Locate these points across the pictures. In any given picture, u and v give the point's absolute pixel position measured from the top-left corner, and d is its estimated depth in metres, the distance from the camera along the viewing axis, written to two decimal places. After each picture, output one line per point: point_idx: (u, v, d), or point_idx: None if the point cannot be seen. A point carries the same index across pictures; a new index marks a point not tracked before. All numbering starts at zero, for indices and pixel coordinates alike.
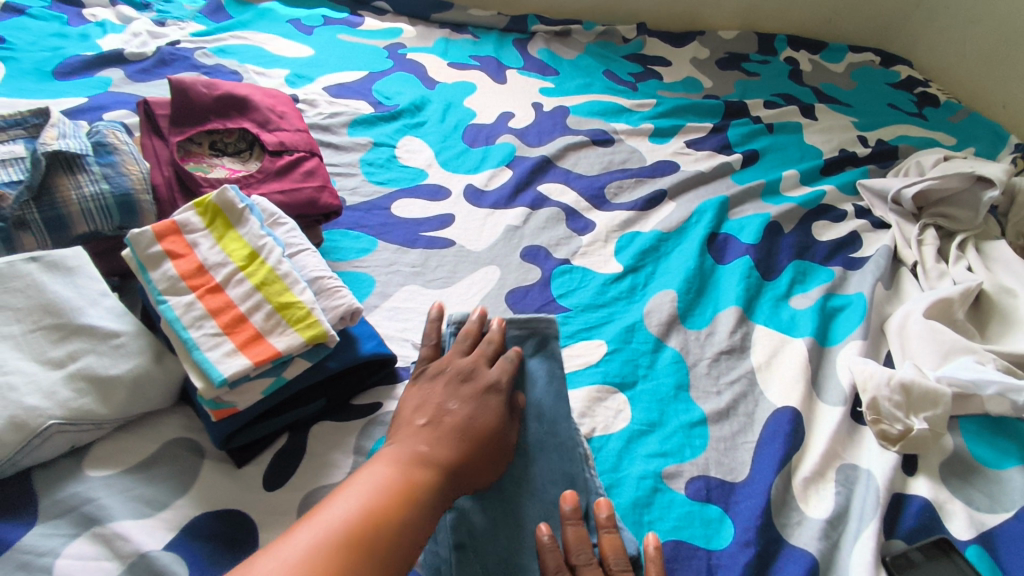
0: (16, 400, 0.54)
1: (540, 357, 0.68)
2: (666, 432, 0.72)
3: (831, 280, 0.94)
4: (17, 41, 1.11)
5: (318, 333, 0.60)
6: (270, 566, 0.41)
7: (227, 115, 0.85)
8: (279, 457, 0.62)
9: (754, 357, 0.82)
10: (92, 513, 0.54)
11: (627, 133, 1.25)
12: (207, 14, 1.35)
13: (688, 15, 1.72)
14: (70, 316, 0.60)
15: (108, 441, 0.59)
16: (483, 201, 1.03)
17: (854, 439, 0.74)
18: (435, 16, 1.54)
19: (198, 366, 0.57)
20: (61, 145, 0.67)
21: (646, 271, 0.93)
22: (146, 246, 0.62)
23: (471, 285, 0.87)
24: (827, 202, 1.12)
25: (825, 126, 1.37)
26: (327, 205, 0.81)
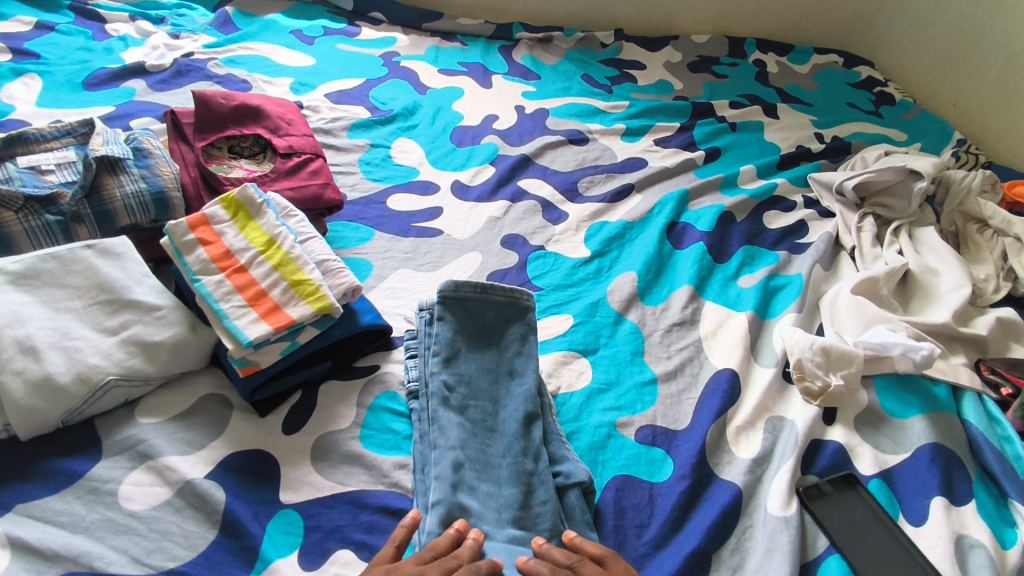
0: (82, 359, 0.66)
1: (517, 324, 0.81)
2: (622, 390, 0.85)
3: (775, 263, 1.07)
4: (50, 56, 1.24)
5: (325, 305, 0.73)
6: None
7: (243, 123, 0.98)
8: (294, 409, 0.75)
9: (702, 328, 0.95)
10: (145, 450, 0.66)
11: (601, 132, 1.37)
12: (217, 26, 1.47)
13: (663, 21, 1.84)
14: (119, 292, 0.72)
15: (155, 396, 0.72)
16: (468, 195, 1.16)
17: (784, 396, 0.87)
18: (426, 26, 1.67)
19: (228, 331, 0.70)
20: (107, 150, 0.79)
21: (612, 256, 1.06)
22: (182, 235, 0.75)
23: (457, 269, 0.99)
24: (779, 194, 1.25)
25: (785, 124, 1.49)
26: (330, 199, 0.94)
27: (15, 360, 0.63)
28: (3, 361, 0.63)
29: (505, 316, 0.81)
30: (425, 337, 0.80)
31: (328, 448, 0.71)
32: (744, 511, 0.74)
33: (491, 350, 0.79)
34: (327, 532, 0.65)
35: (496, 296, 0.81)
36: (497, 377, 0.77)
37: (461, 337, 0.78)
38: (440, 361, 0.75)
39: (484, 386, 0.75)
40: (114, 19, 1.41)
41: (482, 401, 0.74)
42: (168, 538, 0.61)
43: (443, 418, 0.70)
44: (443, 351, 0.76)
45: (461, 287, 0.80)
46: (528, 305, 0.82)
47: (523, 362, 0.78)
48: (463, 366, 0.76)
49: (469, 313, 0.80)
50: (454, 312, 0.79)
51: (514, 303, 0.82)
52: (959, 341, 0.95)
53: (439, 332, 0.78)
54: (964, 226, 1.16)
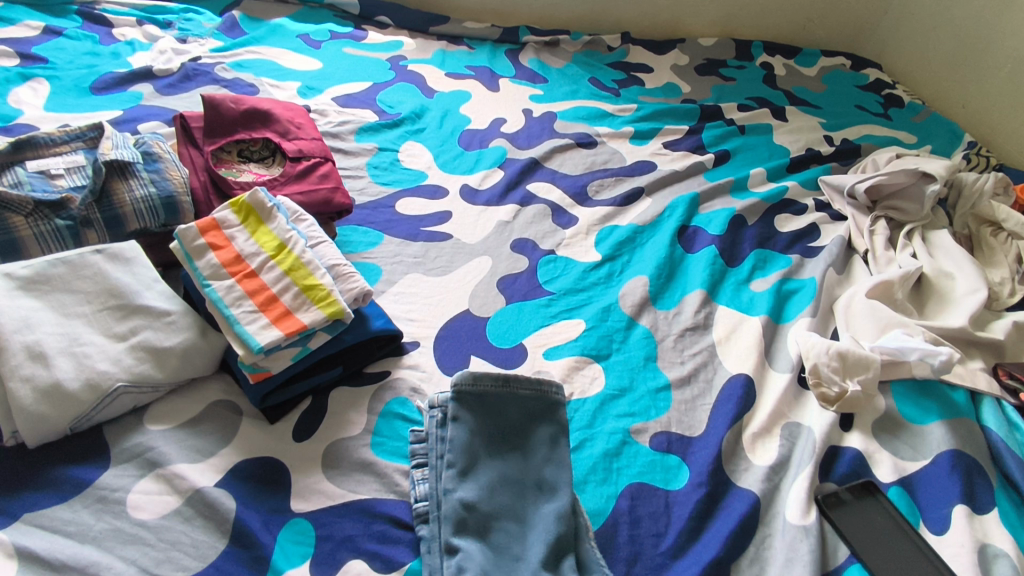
0: (91, 365, 0.65)
1: (544, 423, 0.72)
2: (636, 396, 0.84)
3: (788, 266, 1.06)
4: (57, 60, 1.23)
5: (336, 310, 0.72)
6: None
7: (252, 126, 0.97)
8: (305, 415, 0.74)
9: (716, 333, 0.94)
10: (154, 458, 0.65)
11: (609, 135, 1.37)
12: (224, 30, 1.47)
13: (670, 24, 1.84)
14: (129, 298, 0.71)
15: (164, 402, 0.71)
16: (477, 199, 1.15)
17: (800, 402, 0.85)
18: (433, 29, 1.66)
19: (239, 337, 0.69)
20: (116, 154, 0.79)
21: (622, 260, 1.05)
22: (192, 239, 0.74)
23: (466, 273, 0.99)
24: (789, 197, 1.23)
25: (794, 127, 1.48)
26: (340, 204, 0.93)
27: (23, 367, 0.62)
28: (12, 367, 0.62)
29: (531, 413, 0.72)
30: (436, 439, 0.69)
31: (339, 456, 0.71)
32: (762, 520, 0.72)
33: (515, 456, 0.69)
34: (339, 542, 0.64)
35: (520, 390, 0.72)
36: (523, 489, 0.67)
37: (480, 441, 0.68)
38: (455, 474, 0.65)
39: (507, 502, 0.65)
40: (121, 23, 1.41)
41: (505, 523, 0.64)
42: (178, 548, 0.60)
43: (460, 549, 0.60)
44: (459, 461, 0.66)
45: (480, 380, 0.70)
46: (556, 399, 0.73)
47: (552, 469, 0.68)
48: (484, 478, 0.66)
49: (490, 411, 0.70)
50: (473, 409, 0.70)
51: (540, 397, 0.72)
52: (975, 345, 0.94)
53: (455, 436, 0.68)
54: (977, 229, 1.15)
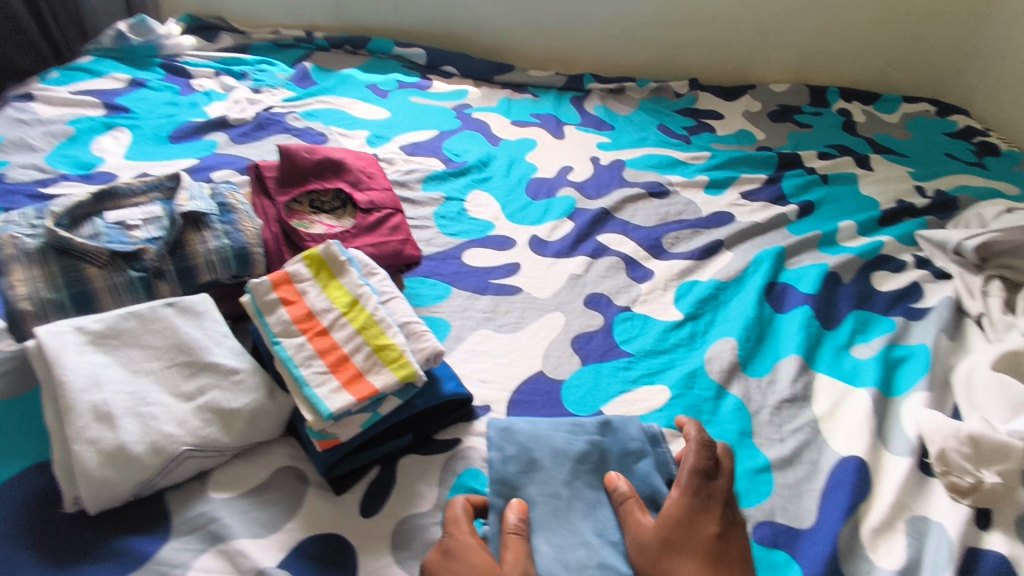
0: (157, 427, 0.62)
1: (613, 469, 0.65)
2: (732, 476, 0.75)
3: (892, 331, 0.95)
4: (139, 110, 1.27)
5: (409, 373, 0.67)
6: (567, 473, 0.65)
7: (324, 176, 0.95)
8: (372, 487, 0.68)
9: (817, 406, 0.84)
10: (217, 531, 0.61)
11: (682, 184, 1.31)
12: (295, 81, 1.50)
13: (738, 71, 1.79)
14: (199, 355, 0.68)
15: (228, 467, 0.67)
16: (547, 250, 1.10)
17: (923, 491, 0.74)
18: (497, 78, 1.66)
19: (308, 401, 0.64)
20: (193, 205, 0.77)
21: (705, 319, 0.97)
22: (264, 293, 0.71)
23: (538, 330, 0.93)
24: (885, 252, 1.14)
25: (881, 177, 1.38)
26: (410, 256, 0.89)
27: (90, 428, 0.59)
28: (79, 429, 0.59)
29: (602, 456, 0.67)
30: (501, 453, 0.66)
31: (410, 536, 0.64)
32: None
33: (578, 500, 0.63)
34: None
35: (591, 432, 0.69)
36: (584, 506, 0.63)
37: (546, 462, 0.65)
38: (516, 478, 0.64)
39: (557, 512, 0.62)
40: (200, 74, 1.45)
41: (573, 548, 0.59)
42: None
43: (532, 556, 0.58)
44: (521, 472, 0.64)
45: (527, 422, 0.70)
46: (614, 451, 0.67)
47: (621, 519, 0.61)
48: (539, 492, 0.63)
49: (562, 445, 0.67)
50: (546, 438, 0.67)
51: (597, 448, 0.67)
52: None
53: (517, 454, 0.66)
54: None
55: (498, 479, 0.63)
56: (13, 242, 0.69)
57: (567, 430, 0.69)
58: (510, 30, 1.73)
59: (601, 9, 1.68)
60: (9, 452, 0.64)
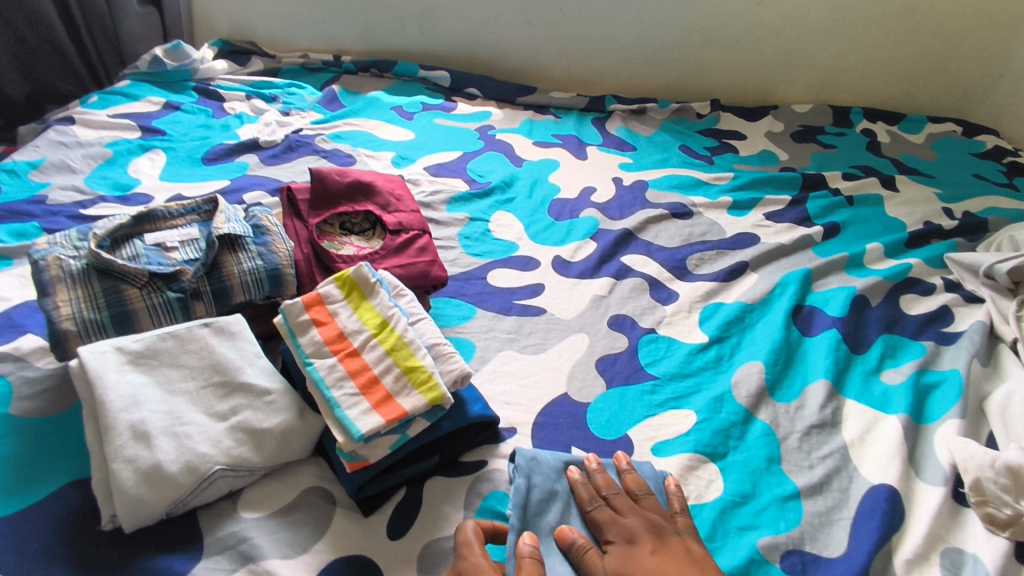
0: (191, 447, 0.63)
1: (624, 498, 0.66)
2: (760, 504, 0.74)
3: (922, 356, 0.94)
4: (174, 133, 1.31)
5: (437, 395, 0.68)
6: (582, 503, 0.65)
7: (355, 199, 0.97)
8: (399, 508, 0.68)
9: (848, 433, 0.82)
10: (247, 551, 0.61)
11: (706, 205, 1.31)
12: (324, 104, 1.53)
13: (760, 91, 1.80)
14: (232, 375, 0.69)
15: (258, 487, 0.67)
16: (570, 271, 1.11)
17: (958, 522, 0.72)
18: (520, 99, 1.69)
19: (339, 423, 0.65)
20: (229, 228, 0.79)
21: (732, 342, 0.96)
22: (297, 314, 0.73)
23: (563, 352, 0.93)
24: (914, 275, 1.12)
25: (908, 198, 1.37)
26: (437, 277, 0.91)
27: (127, 447, 0.61)
28: (117, 448, 0.60)
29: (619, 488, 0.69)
30: (525, 481, 0.66)
31: (436, 559, 0.64)
32: None
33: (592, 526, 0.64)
34: None
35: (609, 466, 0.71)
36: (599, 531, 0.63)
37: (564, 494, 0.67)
38: (539, 506, 0.65)
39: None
40: (232, 98, 1.49)
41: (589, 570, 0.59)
42: None
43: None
44: (543, 501, 0.66)
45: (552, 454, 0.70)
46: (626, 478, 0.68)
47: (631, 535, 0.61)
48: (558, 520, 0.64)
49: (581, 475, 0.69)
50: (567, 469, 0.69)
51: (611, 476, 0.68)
52: None
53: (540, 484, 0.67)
54: None
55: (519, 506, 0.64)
56: (58, 264, 0.71)
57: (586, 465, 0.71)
58: (534, 53, 1.75)
59: (624, 32, 1.70)
60: (47, 468, 0.65)
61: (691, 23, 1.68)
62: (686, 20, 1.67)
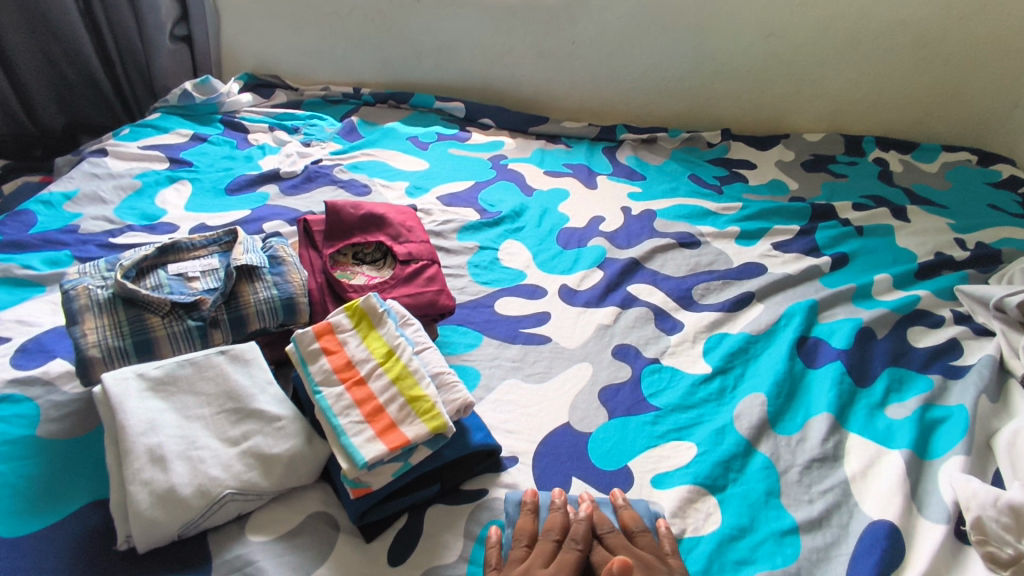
0: (204, 471, 0.66)
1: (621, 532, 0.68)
2: (759, 538, 0.74)
3: (929, 390, 0.93)
4: (200, 164, 1.38)
5: (439, 424, 0.70)
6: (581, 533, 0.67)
7: (367, 230, 1.01)
8: (400, 535, 0.70)
9: (849, 467, 0.83)
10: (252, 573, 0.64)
11: (713, 235, 1.32)
12: (343, 134, 1.59)
13: (772, 120, 1.81)
14: (245, 402, 0.72)
15: (265, 511, 0.70)
16: (576, 300, 1.13)
17: (960, 561, 0.71)
18: (533, 129, 1.73)
19: (344, 450, 0.68)
20: (247, 259, 0.83)
21: (735, 373, 0.97)
22: (308, 344, 0.76)
23: (566, 381, 0.95)
24: (922, 307, 1.12)
25: (918, 229, 1.37)
26: (444, 306, 0.93)
27: (144, 470, 0.64)
28: (134, 471, 0.64)
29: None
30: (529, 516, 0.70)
31: None
32: None
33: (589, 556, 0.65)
34: None
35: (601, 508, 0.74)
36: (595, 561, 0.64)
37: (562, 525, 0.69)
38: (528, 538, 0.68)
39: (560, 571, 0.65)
40: (256, 129, 1.56)
41: None
42: None
43: None
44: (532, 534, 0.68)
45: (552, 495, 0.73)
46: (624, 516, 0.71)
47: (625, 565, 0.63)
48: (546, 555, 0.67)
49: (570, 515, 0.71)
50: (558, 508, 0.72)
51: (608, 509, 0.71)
52: None
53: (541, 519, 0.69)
54: None
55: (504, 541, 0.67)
56: (87, 293, 0.76)
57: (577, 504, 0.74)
58: (547, 85, 1.80)
59: (636, 64, 1.74)
60: (69, 488, 0.69)
61: (702, 55, 1.71)
62: (697, 52, 1.70)
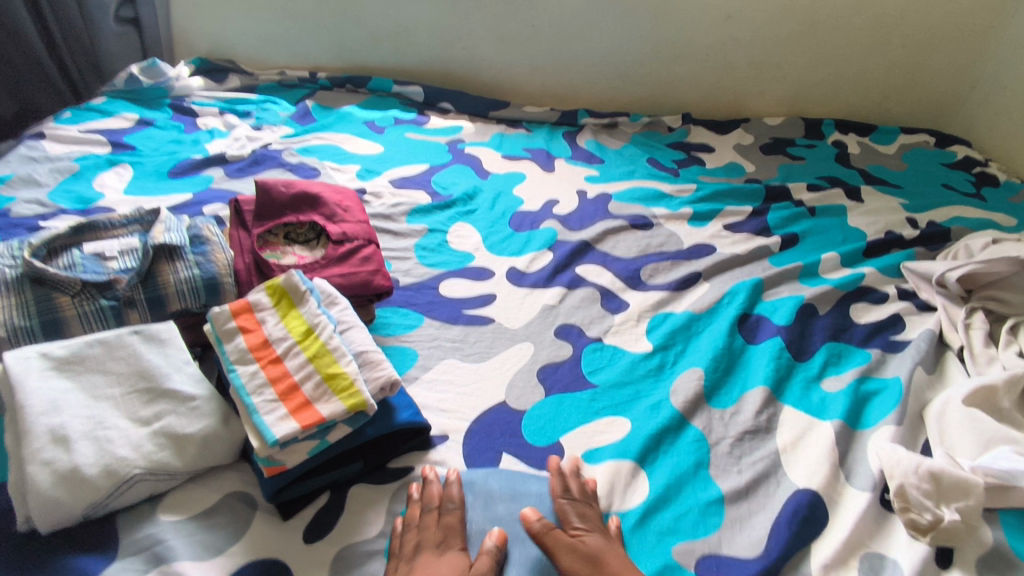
0: (112, 451, 0.64)
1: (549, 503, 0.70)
2: (684, 509, 0.73)
3: (866, 363, 0.93)
4: (144, 148, 1.34)
5: (357, 402, 0.68)
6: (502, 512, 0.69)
7: (301, 210, 0.98)
8: (320, 513, 0.69)
9: (780, 439, 0.82)
10: (160, 553, 0.62)
11: (666, 217, 1.31)
12: (296, 118, 1.56)
13: (733, 104, 1.81)
14: (158, 381, 0.70)
15: (180, 491, 0.68)
16: (523, 281, 1.12)
17: (884, 528, 0.71)
18: (493, 113, 1.71)
19: (255, 428, 0.66)
20: (166, 237, 0.81)
21: (676, 350, 0.96)
22: (223, 322, 0.74)
23: (506, 360, 0.94)
24: (867, 284, 1.12)
25: (871, 209, 1.37)
26: (380, 286, 0.92)
27: (44, 450, 0.62)
28: (34, 451, 0.62)
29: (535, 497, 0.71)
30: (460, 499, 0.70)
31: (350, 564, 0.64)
32: None
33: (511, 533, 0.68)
34: None
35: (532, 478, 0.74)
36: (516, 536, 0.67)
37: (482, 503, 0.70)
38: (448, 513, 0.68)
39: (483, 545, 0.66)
40: (206, 113, 1.53)
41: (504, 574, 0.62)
42: None
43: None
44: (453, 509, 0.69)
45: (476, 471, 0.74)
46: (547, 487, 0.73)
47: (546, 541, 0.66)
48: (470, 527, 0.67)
49: (499, 488, 0.72)
50: (486, 481, 0.72)
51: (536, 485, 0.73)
52: None
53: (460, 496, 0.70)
54: None
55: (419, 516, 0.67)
56: None
57: (505, 479, 0.73)
58: (508, 69, 1.78)
59: (596, 47, 1.72)
60: None
61: (661, 38, 1.69)
62: (656, 35, 1.69)
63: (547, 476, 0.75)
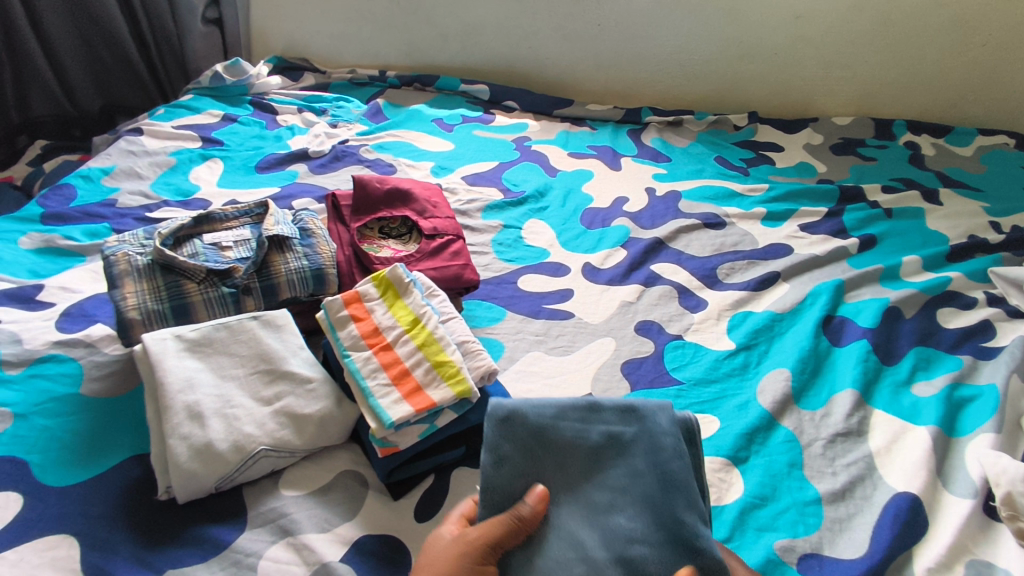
0: (239, 427, 0.69)
1: (634, 466, 0.57)
2: (780, 507, 0.74)
3: (958, 370, 0.92)
4: (231, 143, 1.41)
5: (464, 389, 0.71)
6: (574, 471, 0.57)
7: (393, 205, 1.02)
8: (427, 495, 0.72)
9: (873, 443, 0.82)
10: (286, 525, 0.66)
11: (739, 217, 1.31)
12: (369, 116, 1.61)
13: (800, 103, 1.79)
14: (277, 363, 0.75)
15: (298, 468, 0.73)
16: (599, 278, 1.13)
17: (989, 537, 0.70)
18: (557, 112, 1.73)
19: (373, 410, 0.70)
20: (278, 230, 0.86)
21: (759, 350, 0.97)
22: (337, 310, 0.79)
23: (589, 354, 0.96)
24: (953, 288, 1.10)
25: (951, 212, 1.34)
26: (469, 279, 0.95)
27: (183, 425, 0.67)
28: (174, 425, 0.66)
29: (618, 451, 0.58)
30: (491, 453, 0.56)
31: None
32: None
33: (587, 503, 0.56)
34: None
35: (611, 424, 0.59)
36: (591, 509, 0.56)
37: (546, 459, 0.57)
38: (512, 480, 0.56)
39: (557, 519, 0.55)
40: (284, 111, 1.59)
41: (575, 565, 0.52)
42: None
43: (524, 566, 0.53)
44: (517, 475, 0.56)
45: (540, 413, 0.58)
46: (637, 437, 0.58)
47: (633, 529, 0.54)
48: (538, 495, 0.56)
49: (569, 439, 0.58)
50: (551, 431, 0.58)
51: (621, 435, 0.58)
52: None
53: (513, 452, 0.57)
54: None
55: (488, 487, 0.55)
56: (127, 261, 0.79)
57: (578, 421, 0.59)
58: (572, 67, 1.79)
59: (662, 46, 1.72)
60: (112, 442, 0.72)
61: (729, 36, 1.69)
62: (724, 34, 1.68)
63: (639, 414, 0.59)
